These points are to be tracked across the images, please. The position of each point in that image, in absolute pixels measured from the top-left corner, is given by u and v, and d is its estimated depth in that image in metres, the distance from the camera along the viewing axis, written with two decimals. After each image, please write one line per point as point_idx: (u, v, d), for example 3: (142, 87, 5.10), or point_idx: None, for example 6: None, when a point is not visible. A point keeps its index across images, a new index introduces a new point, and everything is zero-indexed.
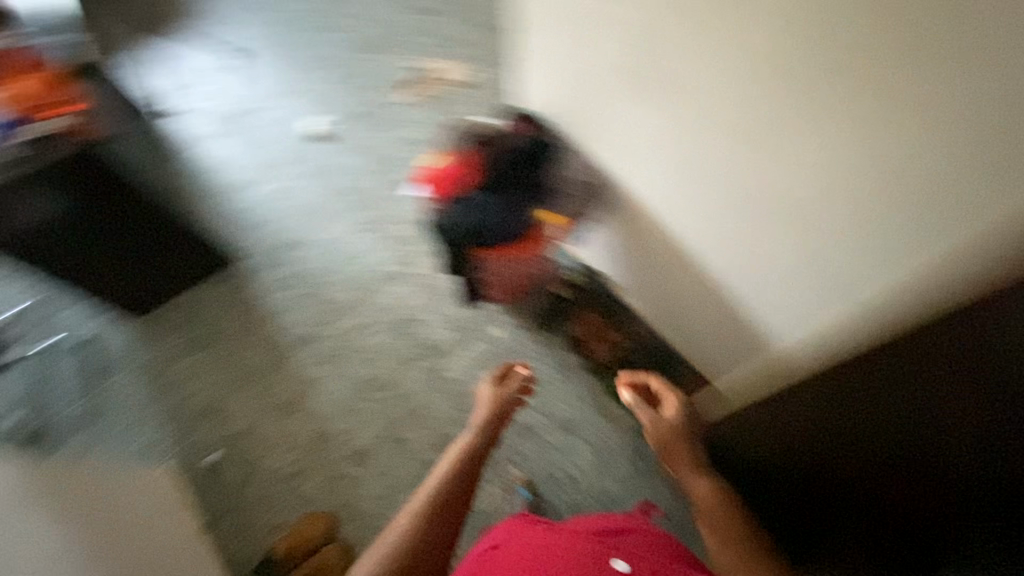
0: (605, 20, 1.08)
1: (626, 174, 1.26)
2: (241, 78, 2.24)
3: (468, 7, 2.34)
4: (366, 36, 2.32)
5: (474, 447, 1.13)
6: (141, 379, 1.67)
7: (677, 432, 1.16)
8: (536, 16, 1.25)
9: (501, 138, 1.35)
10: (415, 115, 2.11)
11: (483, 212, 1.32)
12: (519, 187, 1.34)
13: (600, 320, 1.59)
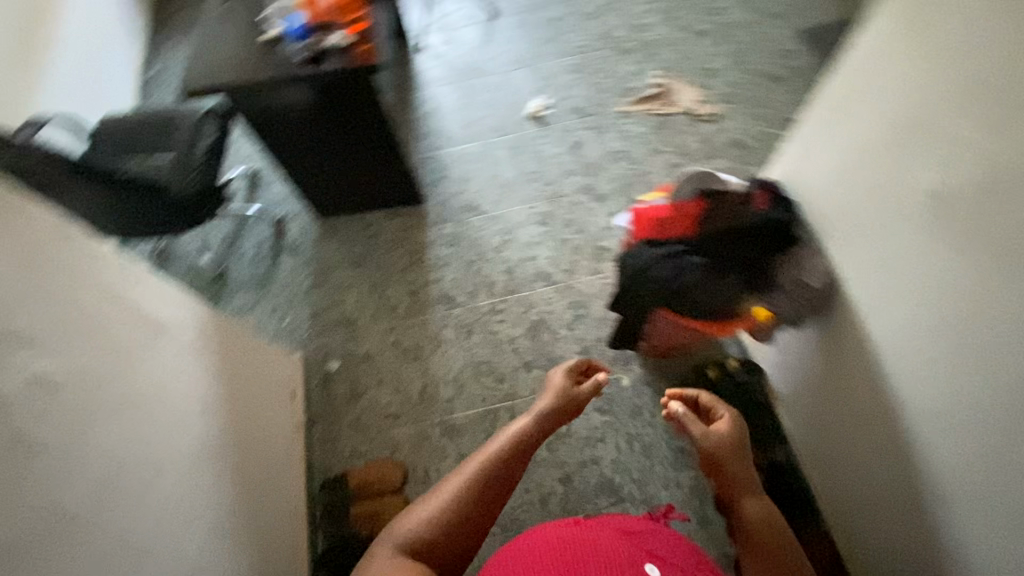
0: (928, 123, 0.77)
1: (867, 307, 0.97)
2: (489, 37, 2.34)
3: (733, 43, 2.20)
4: (619, 36, 2.28)
5: (516, 442, 1.07)
6: (307, 272, 1.86)
7: (733, 459, 1.04)
8: (842, 79, 0.96)
9: (740, 202, 1.15)
10: (634, 129, 2.03)
11: (684, 275, 1.13)
12: (738, 264, 1.14)
13: (739, 422, 1.43)
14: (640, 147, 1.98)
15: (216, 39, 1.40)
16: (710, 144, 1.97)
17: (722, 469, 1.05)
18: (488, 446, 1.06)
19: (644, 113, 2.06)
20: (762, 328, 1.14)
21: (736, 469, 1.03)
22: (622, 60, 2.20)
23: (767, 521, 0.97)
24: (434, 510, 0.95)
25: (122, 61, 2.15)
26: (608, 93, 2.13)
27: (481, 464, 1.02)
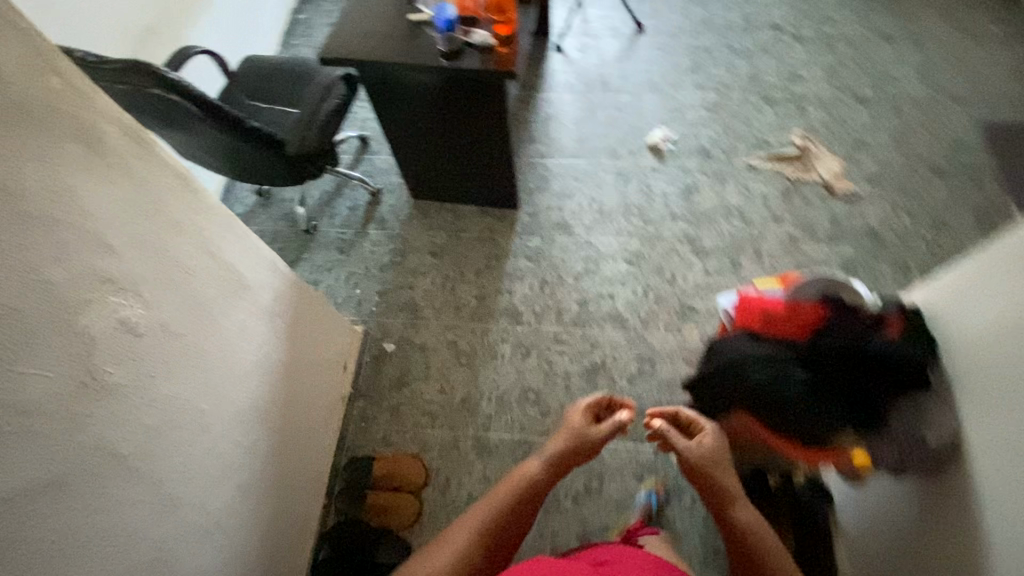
0: None
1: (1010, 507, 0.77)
2: (628, 54, 2.23)
3: (895, 118, 1.96)
4: (767, 83, 2.10)
5: (517, 496, 1.03)
6: (388, 248, 1.88)
7: (720, 470, 1.04)
8: None
9: (870, 325, 1.01)
10: (757, 187, 1.87)
11: (781, 388, 1.01)
12: (852, 397, 0.99)
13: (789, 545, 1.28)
14: (758, 209, 1.82)
15: (366, 7, 1.41)
16: (839, 226, 1.77)
17: (705, 480, 1.05)
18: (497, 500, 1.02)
19: (773, 173, 1.89)
20: (854, 469, 1.02)
21: (723, 482, 1.03)
22: (764, 110, 2.03)
23: (748, 527, 0.99)
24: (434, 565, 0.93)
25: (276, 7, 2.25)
26: (740, 142, 1.97)
27: (486, 516, 0.99)
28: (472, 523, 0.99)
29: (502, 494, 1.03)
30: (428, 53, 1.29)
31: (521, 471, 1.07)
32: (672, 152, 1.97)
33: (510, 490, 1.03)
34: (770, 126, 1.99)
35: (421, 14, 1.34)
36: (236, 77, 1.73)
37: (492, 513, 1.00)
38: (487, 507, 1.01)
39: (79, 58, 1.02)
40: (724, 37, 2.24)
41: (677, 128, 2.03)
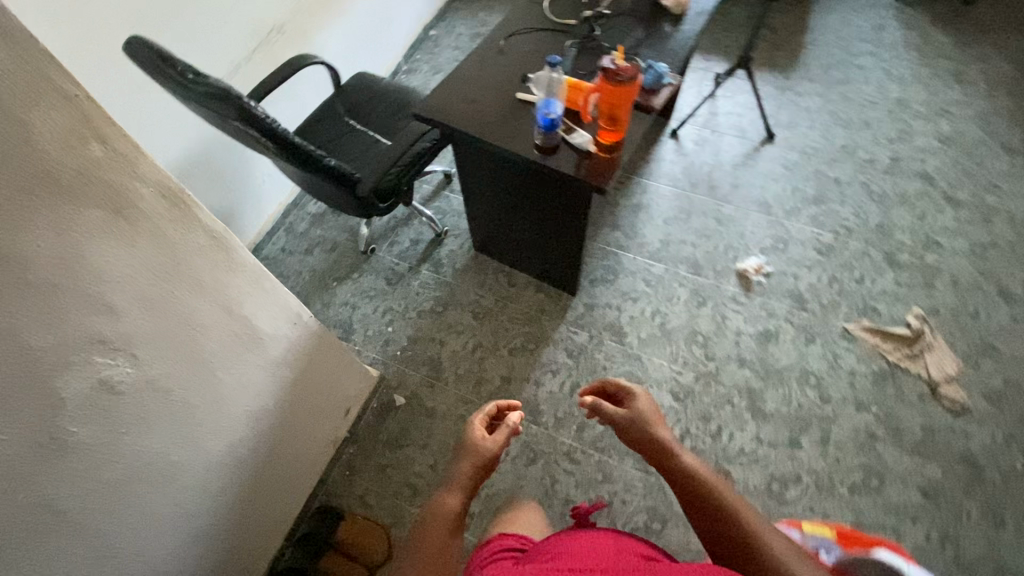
0: None
1: None
2: (746, 162, 2.04)
3: None
4: (895, 239, 1.84)
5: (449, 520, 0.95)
6: (433, 294, 1.82)
7: (655, 428, 0.99)
8: None
9: None
10: (847, 358, 1.63)
11: None
12: None
13: None
14: (839, 385, 1.59)
15: (480, 68, 1.34)
16: (931, 438, 1.51)
17: (644, 439, 0.99)
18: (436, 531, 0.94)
19: (870, 348, 1.65)
20: None
21: (660, 436, 0.98)
22: (882, 271, 1.78)
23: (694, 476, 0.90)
24: None
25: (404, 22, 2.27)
26: (843, 299, 1.74)
27: (433, 555, 0.89)
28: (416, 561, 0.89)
29: (440, 528, 0.93)
30: (525, 139, 1.20)
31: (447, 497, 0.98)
32: (760, 288, 1.77)
33: (440, 530, 0.93)
34: (884, 292, 1.74)
35: (528, 94, 1.26)
36: (343, 91, 1.74)
37: (437, 546, 0.91)
38: (431, 546, 0.91)
39: (179, 73, 1.01)
40: (861, 172, 1.99)
41: (776, 261, 1.82)
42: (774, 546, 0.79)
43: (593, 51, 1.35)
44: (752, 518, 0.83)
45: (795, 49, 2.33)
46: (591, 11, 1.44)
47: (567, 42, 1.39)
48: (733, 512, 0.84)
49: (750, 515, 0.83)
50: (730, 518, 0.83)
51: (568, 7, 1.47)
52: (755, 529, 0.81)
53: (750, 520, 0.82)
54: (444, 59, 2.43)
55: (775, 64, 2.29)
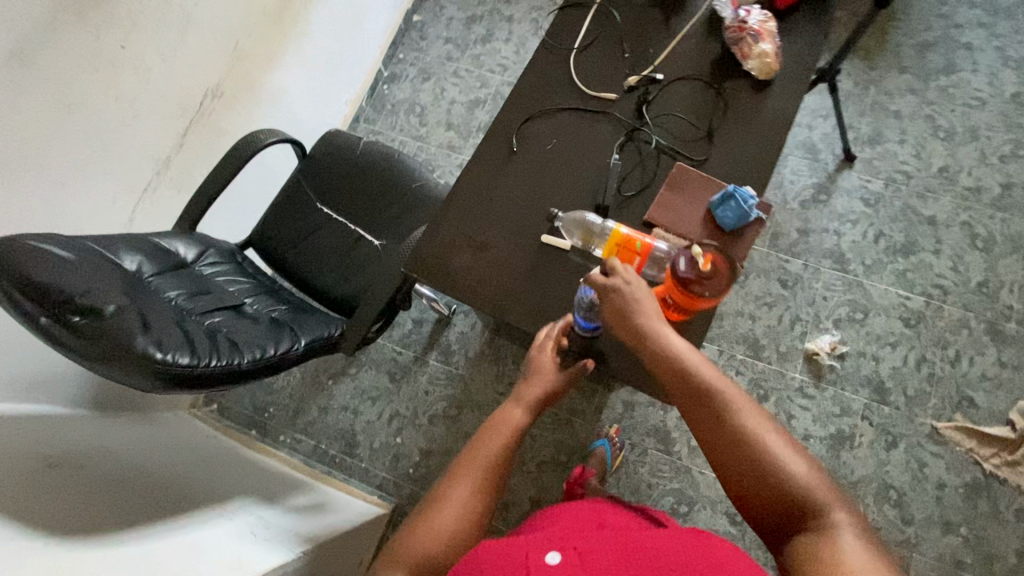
0: None
1: None
2: (818, 197, 1.65)
3: None
4: (1002, 303, 1.51)
5: (499, 429, 0.83)
6: (445, 393, 1.57)
7: (629, 307, 0.78)
8: None
9: None
10: (935, 466, 1.40)
11: None
12: None
13: None
14: (924, 502, 1.38)
15: (487, 192, 0.97)
16: None
17: (620, 329, 0.79)
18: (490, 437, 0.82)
19: (963, 454, 1.40)
20: None
21: (641, 322, 0.77)
22: (984, 348, 1.48)
23: (672, 348, 0.75)
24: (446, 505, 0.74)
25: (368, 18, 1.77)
26: (933, 389, 1.46)
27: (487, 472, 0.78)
28: (463, 468, 0.79)
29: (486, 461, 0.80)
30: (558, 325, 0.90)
31: (508, 416, 0.85)
32: (833, 375, 1.49)
33: (495, 447, 0.81)
34: (985, 376, 1.46)
35: (557, 240, 0.91)
36: (310, 163, 1.35)
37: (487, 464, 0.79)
38: (481, 464, 0.79)
39: (49, 330, 0.69)
40: (964, 206, 1.60)
41: (855, 338, 1.51)
42: (749, 425, 0.68)
43: (643, 154, 0.96)
44: (728, 388, 0.71)
45: (884, 21, 1.80)
46: (638, 77, 1.01)
47: (604, 135, 0.99)
48: (713, 390, 0.71)
49: (729, 389, 0.71)
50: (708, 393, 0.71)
51: (604, 67, 1.04)
52: (733, 401, 0.70)
53: (733, 400, 0.70)
54: (433, 55, 1.94)
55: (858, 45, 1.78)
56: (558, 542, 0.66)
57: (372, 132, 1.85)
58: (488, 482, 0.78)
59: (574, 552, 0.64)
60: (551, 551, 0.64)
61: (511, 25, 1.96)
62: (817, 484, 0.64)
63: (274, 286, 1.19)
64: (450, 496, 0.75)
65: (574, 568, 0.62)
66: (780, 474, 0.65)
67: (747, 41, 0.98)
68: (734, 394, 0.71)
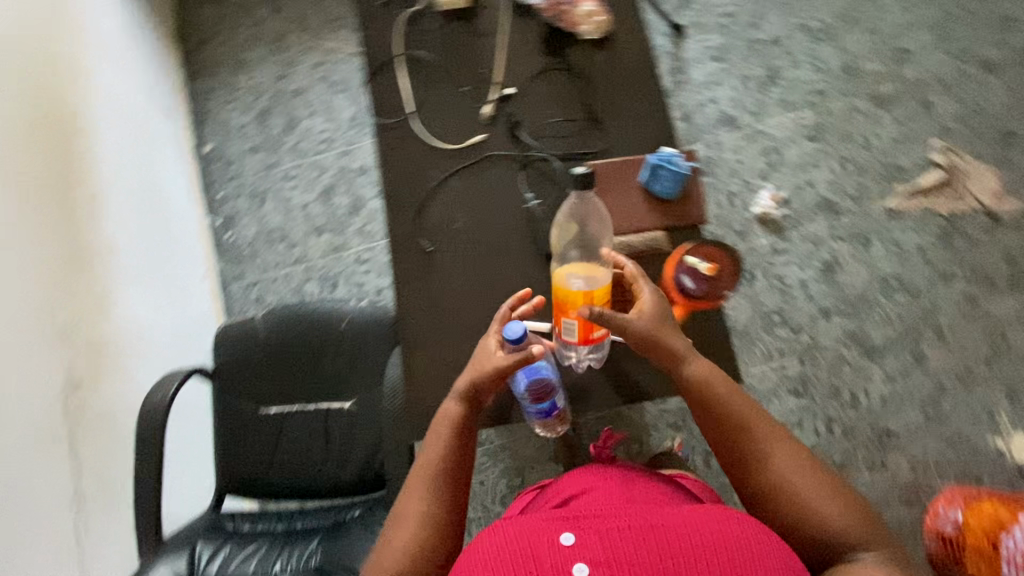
0: None
1: None
2: (677, 79, 1.66)
3: None
4: (869, 74, 1.62)
5: (442, 431, 0.78)
6: (497, 473, 1.45)
7: (669, 336, 0.77)
8: None
9: None
10: (910, 235, 1.51)
11: None
12: None
13: None
14: (919, 270, 1.49)
15: (435, 309, 0.87)
16: (1017, 264, 1.48)
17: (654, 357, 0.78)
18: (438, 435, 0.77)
19: (921, 212, 1.52)
20: None
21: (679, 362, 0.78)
22: (880, 118, 1.59)
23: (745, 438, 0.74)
24: (403, 528, 0.71)
25: (164, 185, 1.54)
26: (867, 177, 1.55)
27: (436, 477, 0.74)
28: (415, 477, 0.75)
29: (435, 471, 0.75)
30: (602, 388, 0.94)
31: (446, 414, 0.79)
32: (789, 219, 1.54)
33: (439, 448, 0.76)
34: (895, 141, 1.57)
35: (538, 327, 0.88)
36: (224, 376, 1.17)
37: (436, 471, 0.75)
38: (430, 461, 0.76)
39: None
40: (790, 15, 1.68)
41: (784, 178, 1.57)
42: (786, 467, 0.71)
43: (550, 177, 0.89)
44: (804, 479, 0.70)
45: None
46: (490, 103, 0.93)
47: (500, 180, 0.90)
48: (787, 486, 0.70)
49: (812, 488, 0.69)
50: (778, 484, 0.71)
51: (449, 112, 0.94)
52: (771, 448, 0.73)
53: (770, 443, 0.74)
54: (253, 174, 1.74)
55: None
56: (573, 520, 0.67)
57: (250, 286, 1.64)
58: (443, 491, 0.74)
59: (595, 532, 0.64)
60: (566, 533, 0.65)
61: (304, 96, 1.78)
62: (855, 522, 0.67)
63: (287, 525, 1.04)
64: (405, 514, 0.72)
65: (591, 550, 0.62)
66: (818, 512, 0.68)
67: (567, 11, 0.94)
68: (810, 492, 0.69)
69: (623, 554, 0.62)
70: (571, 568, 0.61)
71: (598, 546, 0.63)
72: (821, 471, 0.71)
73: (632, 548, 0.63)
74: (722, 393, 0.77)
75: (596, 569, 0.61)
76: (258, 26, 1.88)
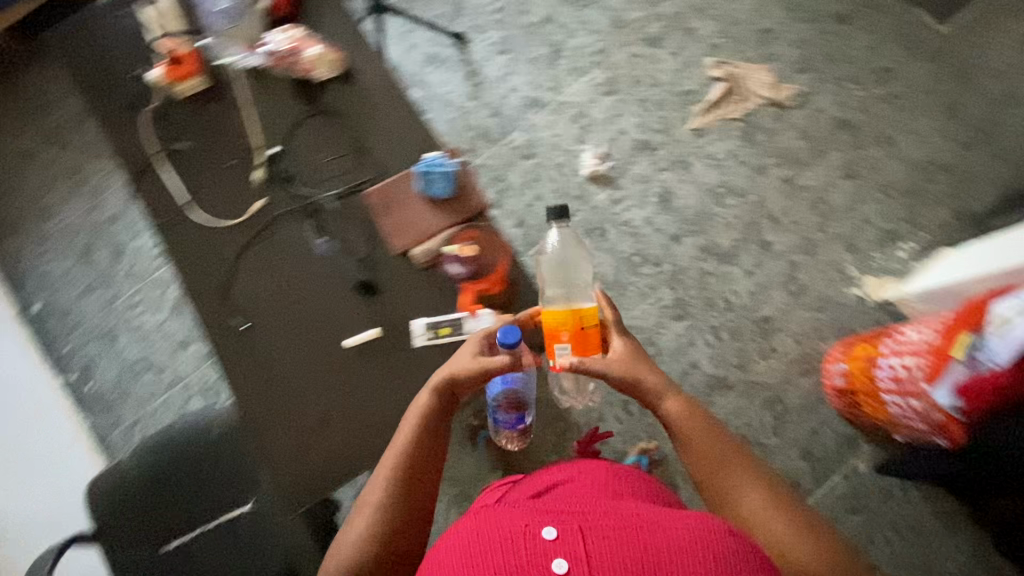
0: None
1: None
2: (476, 80, 1.76)
3: None
4: (636, 20, 1.78)
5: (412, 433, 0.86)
6: (446, 502, 1.47)
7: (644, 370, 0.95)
8: None
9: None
10: (718, 145, 1.67)
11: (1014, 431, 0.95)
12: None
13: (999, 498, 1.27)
14: (736, 172, 1.64)
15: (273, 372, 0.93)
16: (813, 137, 1.66)
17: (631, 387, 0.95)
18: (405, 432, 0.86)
19: (719, 122, 1.68)
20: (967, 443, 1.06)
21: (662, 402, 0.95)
22: (658, 54, 1.74)
23: (724, 486, 0.87)
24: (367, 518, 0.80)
25: None
26: (666, 109, 1.70)
27: (395, 477, 0.83)
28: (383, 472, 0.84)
29: (402, 469, 0.83)
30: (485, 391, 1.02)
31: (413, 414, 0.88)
32: (615, 169, 1.68)
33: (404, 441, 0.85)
34: (677, 69, 1.73)
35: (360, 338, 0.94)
36: (109, 534, 1.08)
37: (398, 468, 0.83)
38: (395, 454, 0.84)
39: None
40: None
41: (599, 135, 1.70)
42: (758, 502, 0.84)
43: (334, 215, 1.00)
44: (775, 526, 0.81)
45: None
46: (259, 167, 1.02)
47: (296, 238, 0.99)
48: (756, 515, 0.83)
49: (781, 524, 0.81)
50: (752, 529, 0.82)
51: (224, 190, 1.01)
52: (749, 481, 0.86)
53: (747, 477, 0.87)
54: (96, 314, 1.64)
55: None
56: (556, 517, 0.74)
57: (131, 429, 1.55)
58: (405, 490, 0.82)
59: (576, 530, 0.72)
60: (549, 528, 0.72)
61: (123, 219, 1.71)
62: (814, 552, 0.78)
63: None
64: (367, 505, 0.82)
65: (568, 547, 0.70)
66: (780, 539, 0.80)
67: (295, 61, 1.05)
68: (786, 531, 0.80)
69: (601, 549, 0.69)
70: (550, 563, 0.68)
71: (576, 545, 0.70)
72: (792, 510, 0.82)
73: (606, 548, 0.70)
74: (697, 426, 0.92)
75: (572, 565, 0.68)
76: (50, 167, 1.78)
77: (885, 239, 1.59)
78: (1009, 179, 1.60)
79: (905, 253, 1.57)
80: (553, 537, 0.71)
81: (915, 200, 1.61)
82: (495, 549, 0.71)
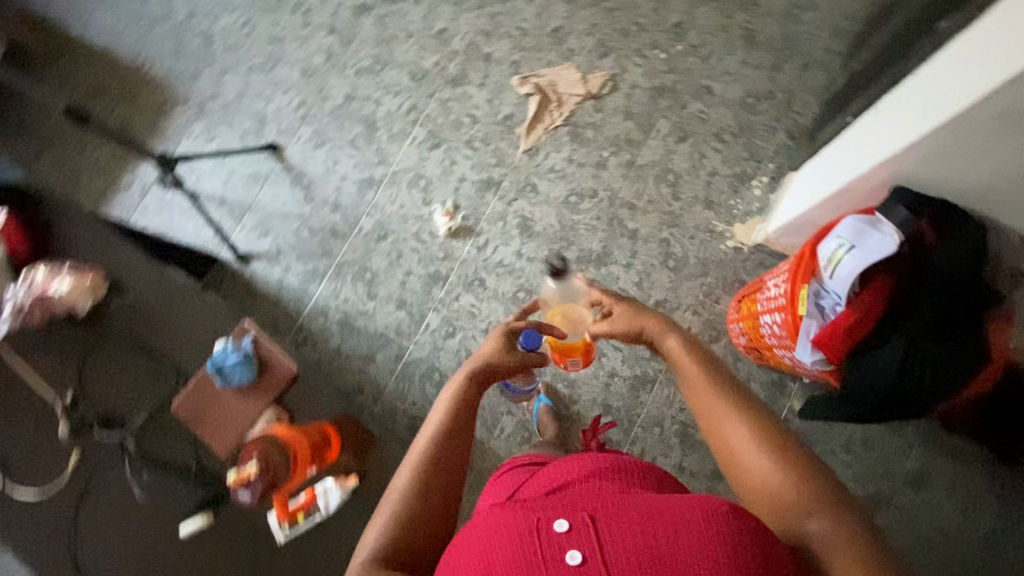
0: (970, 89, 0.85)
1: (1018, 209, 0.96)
2: (304, 183, 1.72)
3: None
4: (433, 65, 1.76)
5: (449, 416, 0.87)
6: None
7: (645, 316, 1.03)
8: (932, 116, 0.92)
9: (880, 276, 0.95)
10: (554, 156, 1.67)
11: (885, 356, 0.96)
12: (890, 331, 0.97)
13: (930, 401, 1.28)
14: (581, 175, 1.65)
15: None
16: (637, 114, 1.67)
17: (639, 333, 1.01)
18: (437, 414, 0.88)
19: (546, 134, 1.68)
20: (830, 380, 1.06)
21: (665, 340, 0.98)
22: (466, 91, 1.73)
23: (711, 419, 0.85)
24: (390, 515, 0.79)
25: None
26: (493, 141, 1.69)
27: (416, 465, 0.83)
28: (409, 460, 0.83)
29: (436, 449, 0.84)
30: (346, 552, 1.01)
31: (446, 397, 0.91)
32: (470, 217, 1.66)
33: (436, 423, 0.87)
34: (489, 99, 1.72)
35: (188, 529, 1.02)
36: None
37: (417, 459, 0.83)
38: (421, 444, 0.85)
39: None
40: (344, 68, 1.79)
41: (441, 191, 1.69)
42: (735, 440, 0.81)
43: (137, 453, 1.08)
44: (755, 453, 0.78)
45: (152, 80, 1.85)
46: (61, 422, 1.08)
47: (117, 481, 1.06)
48: (744, 452, 0.79)
49: (771, 456, 0.77)
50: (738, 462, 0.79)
51: (39, 454, 1.07)
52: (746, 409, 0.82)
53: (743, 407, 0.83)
54: None
55: (170, 107, 1.82)
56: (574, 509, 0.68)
57: None
58: (424, 480, 0.81)
59: (590, 521, 0.65)
60: (561, 521, 0.66)
61: None
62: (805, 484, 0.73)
63: None
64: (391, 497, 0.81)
65: (583, 539, 0.64)
66: (773, 473, 0.75)
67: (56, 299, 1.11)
68: (774, 458, 0.76)
69: (621, 537, 0.63)
70: (565, 557, 0.62)
71: (594, 537, 0.63)
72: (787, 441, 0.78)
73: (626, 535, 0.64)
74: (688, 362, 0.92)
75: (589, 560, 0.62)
76: None
77: (738, 184, 1.61)
78: (822, 86, 1.64)
79: (760, 190, 1.60)
80: (567, 530, 0.65)
81: (750, 136, 1.64)
82: (505, 546, 0.65)
